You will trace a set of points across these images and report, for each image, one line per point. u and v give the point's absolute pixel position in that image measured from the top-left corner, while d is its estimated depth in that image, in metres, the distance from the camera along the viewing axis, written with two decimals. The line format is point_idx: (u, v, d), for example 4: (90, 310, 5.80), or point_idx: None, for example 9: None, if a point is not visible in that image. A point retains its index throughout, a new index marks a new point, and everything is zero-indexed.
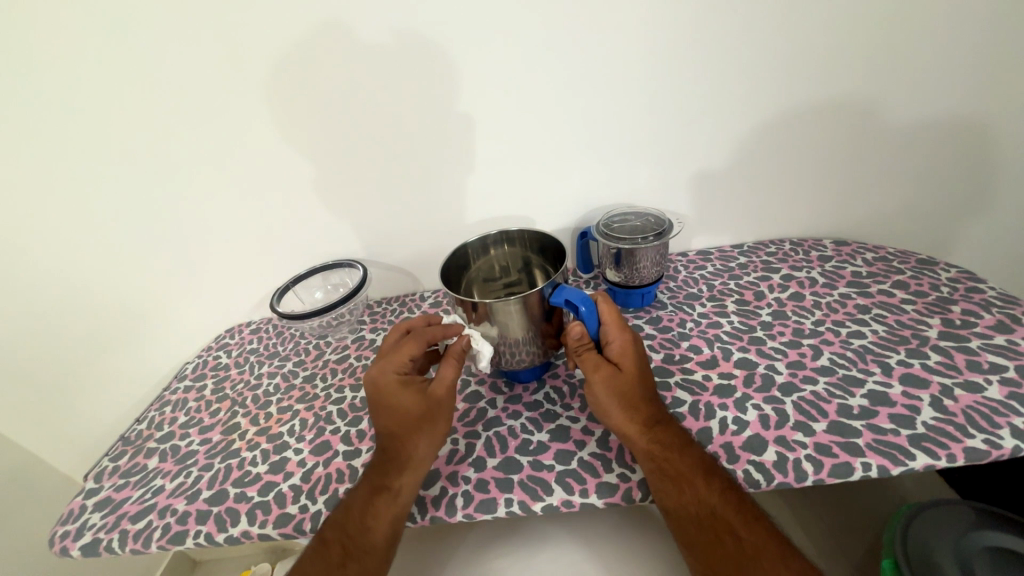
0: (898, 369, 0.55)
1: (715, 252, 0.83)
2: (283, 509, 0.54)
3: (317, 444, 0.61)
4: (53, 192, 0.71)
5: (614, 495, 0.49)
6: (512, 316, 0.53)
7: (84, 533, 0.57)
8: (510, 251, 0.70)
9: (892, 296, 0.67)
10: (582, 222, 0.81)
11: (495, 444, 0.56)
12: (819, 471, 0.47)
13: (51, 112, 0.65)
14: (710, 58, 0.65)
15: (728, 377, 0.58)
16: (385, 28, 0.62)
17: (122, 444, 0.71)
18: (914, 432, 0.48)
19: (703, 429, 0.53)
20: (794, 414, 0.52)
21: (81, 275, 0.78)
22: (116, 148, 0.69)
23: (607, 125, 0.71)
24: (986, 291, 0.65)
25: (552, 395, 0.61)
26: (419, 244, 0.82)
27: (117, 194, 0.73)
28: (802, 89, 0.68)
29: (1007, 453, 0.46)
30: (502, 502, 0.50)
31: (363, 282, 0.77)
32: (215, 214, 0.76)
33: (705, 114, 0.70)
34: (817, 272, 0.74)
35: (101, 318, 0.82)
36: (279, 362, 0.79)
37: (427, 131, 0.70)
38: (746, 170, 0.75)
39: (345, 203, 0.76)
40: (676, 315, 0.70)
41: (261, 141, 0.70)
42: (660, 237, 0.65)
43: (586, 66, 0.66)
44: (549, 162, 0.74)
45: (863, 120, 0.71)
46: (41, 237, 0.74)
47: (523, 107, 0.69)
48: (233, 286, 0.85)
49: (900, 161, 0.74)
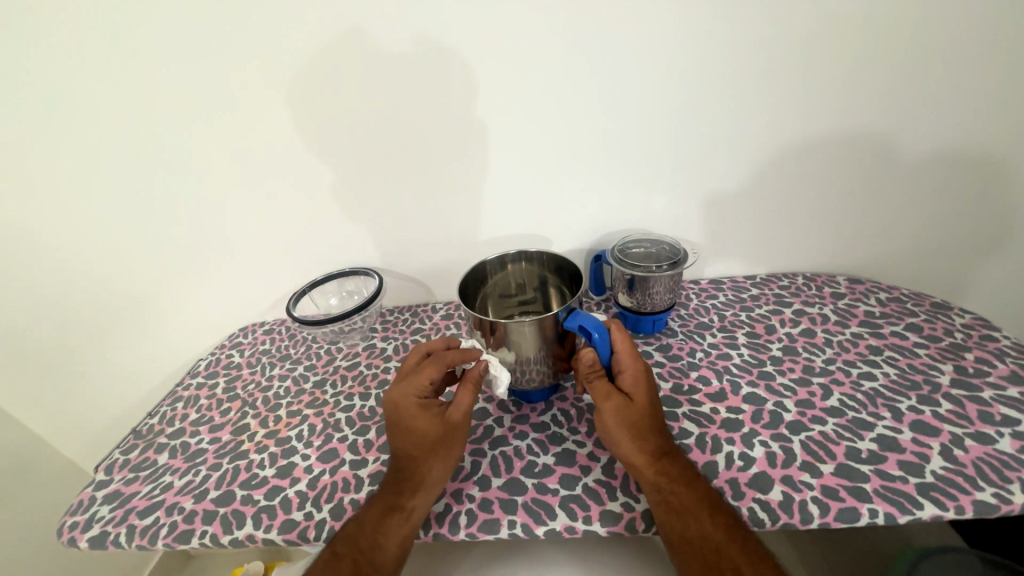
0: (908, 415, 0.55)
1: (727, 281, 0.84)
2: (288, 514, 0.54)
3: (325, 450, 0.62)
4: (88, 187, 0.74)
5: (618, 524, 0.49)
6: (525, 335, 0.54)
7: (92, 525, 0.58)
8: (527, 269, 0.71)
9: (905, 338, 0.67)
10: (597, 245, 0.82)
11: (500, 464, 0.56)
12: (825, 515, 0.46)
13: (91, 112, 0.69)
14: (727, 91, 0.67)
15: (736, 411, 0.59)
16: (411, 47, 0.65)
17: (134, 437, 0.72)
18: (923, 481, 0.48)
19: (709, 462, 0.53)
20: (801, 454, 0.52)
21: (105, 267, 0.81)
22: (150, 149, 0.72)
23: (624, 151, 0.72)
24: (1001, 340, 0.64)
25: (559, 418, 0.62)
26: (434, 257, 0.83)
27: (147, 192, 0.75)
28: (818, 128, 0.69)
29: (1017, 509, 0.45)
30: (505, 523, 0.50)
31: (378, 291, 0.79)
32: (238, 214, 0.78)
33: (720, 146, 0.71)
34: (829, 309, 0.74)
35: (122, 310, 0.84)
36: (290, 365, 0.80)
37: (447, 146, 0.72)
38: (761, 202, 0.76)
39: (365, 211, 0.78)
40: (686, 344, 0.71)
41: (289, 147, 0.72)
42: (675, 266, 0.65)
43: (605, 94, 0.68)
44: (566, 184, 0.75)
45: (877, 161, 0.72)
46: (74, 230, 0.77)
47: (543, 129, 0.70)
48: (248, 287, 0.86)
49: (914, 203, 0.75)
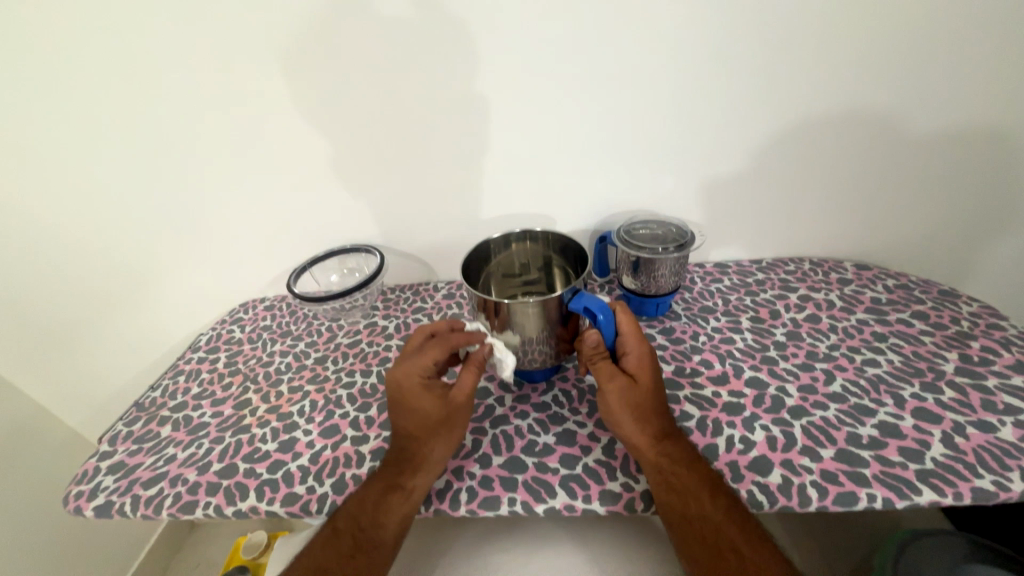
0: (910, 402, 0.55)
1: (732, 265, 0.83)
2: (290, 488, 0.55)
3: (326, 427, 0.62)
4: (82, 157, 0.72)
5: (617, 503, 0.49)
6: (529, 317, 0.54)
7: (97, 494, 0.58)
8: (532, 249, 0.70)
9: (910, 326, 0.66)
10: (602, 226, 0.80)
11: (501, 443, 0.57)
12: (824, 499, 0.47)
13: (80, 77, 0.66)
14: (742, 67, 0.64)
15: (738, 395, 0.59)
16: (413, 13, 0.62)
17: (136, 409, 0.72)
18: (922, 467, 0.48)
19: (710, 445, 0.53)
20: (802, 438, 0.52)
21: (102, 240, 0.79)
22: (145, 118, 0.70)
23: (633, 127, 0.70)
24: (1008, 329, 0.64)
25: (560, 398, 0.62)
26: (436, 236, 0.82)
27: (142, 163, 0.73)
28: (834, 108, 0.67)
29: (1014, 496, 0.45)
30: (505, 500, 0.50)
31: (379, 269, 0.78)
32: (237, 187, 0.77)
33: (732, 125, 0.69)
34: (836, 295, 0.74)
35: (121, 283, 0.83)
36: (291, 341, 0.80)
37: (451, 121, 0.70)
38: (771, 185, 0.74)
39: (366, 186, 0.77)
40: (689, 327, 0.70)
41: (287, 118, 0.70)
42: (681, 249, 0.64)
43: (615, 67, 0.65)
44: (573, 162, 0.73)
45: (892, 144, 0.70)
46: (69, 201, 0.75)
47: (550, 104, 0.68)
48: (248, 262, 0.85)
49: (927, 188, 0.74)
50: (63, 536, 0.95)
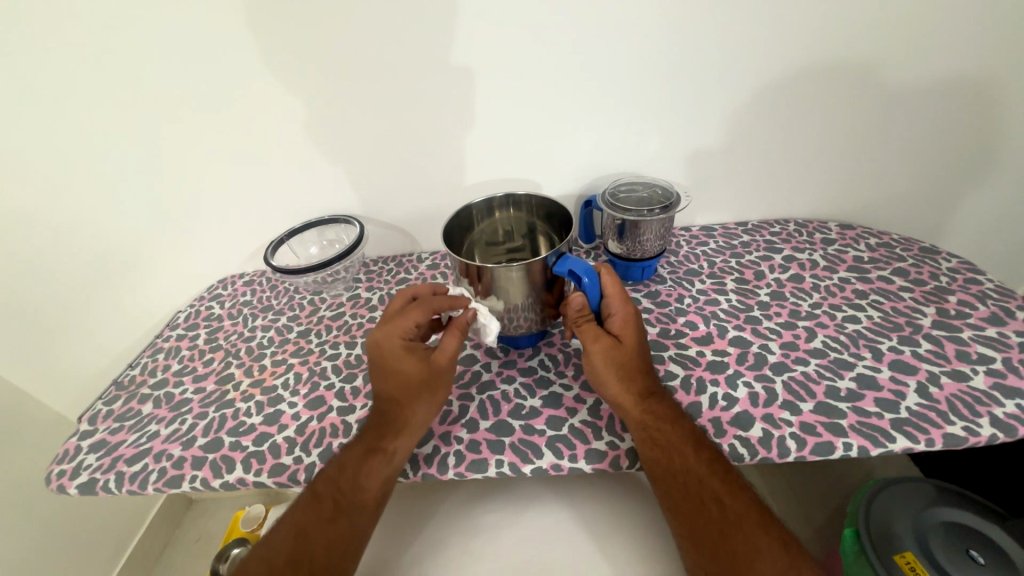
0: (888, 355, 0.56)
1: (718, 228, 0.82)
2: (277, 459, 0.55)
3: (312, 398, 0.62)
4: (34, 125, 0.67)
5: (603, 461, 0.50)
6: (514, 282, 0.53)
7: (80, 472, 0.58)
8: (516, 215, 0.68)
9: (890, 282, 0.67)
10: (587, 190, 0.78)
11: (488, 408, 0.57)
12: (802, 449, 0.48)
13: (24, 34, 0.61)
14: (734, 17, 0.61)
15: (721, 354, 0.59)
16: None
17: (115, 388, 0.71)
18: (897, 416, 0.49)
19: (693, 403, 0.54)
20: (783, 393, 0.53)
21: (64, 216, 0.75)
22: (99, 81, 0.65)
23: (619, 85, 0.67)
24: (984, 283, 0.65)
25: (546, 362, 0.62)
26: (418, 205, 0.80)
27: (102, 130, 0.69)
28: (824, 61, 0.65)
29: (983, 440, 0.47)
30: (493, 463, 0.51)
31: (360, 240, 0.76)
32: (205, 155, 0.73)
33: (721, 82, 0.67)
34: (819, 255, 0.74)
35: (89, 261, 0.79)
36: (273, 315, 0.79)
37: (429, 81, 0.66)
38: (759, 144, 0.73)
39: (342, 153, 0.73)
40: (675, 290, 0.70)
41: (254, 80, 0.66)
42: (667, 210, 0.63)
43: (601, 19, 0.62)
44: (556, 123, 0.71)
45: (879, 101, 0.69)
46: (21, 173, 0.70)
47: (533, 61, 0.65)
48: (224, 237, 0.82)
49: (912, 145, 0.73)
50: (56, 524, 0.93)
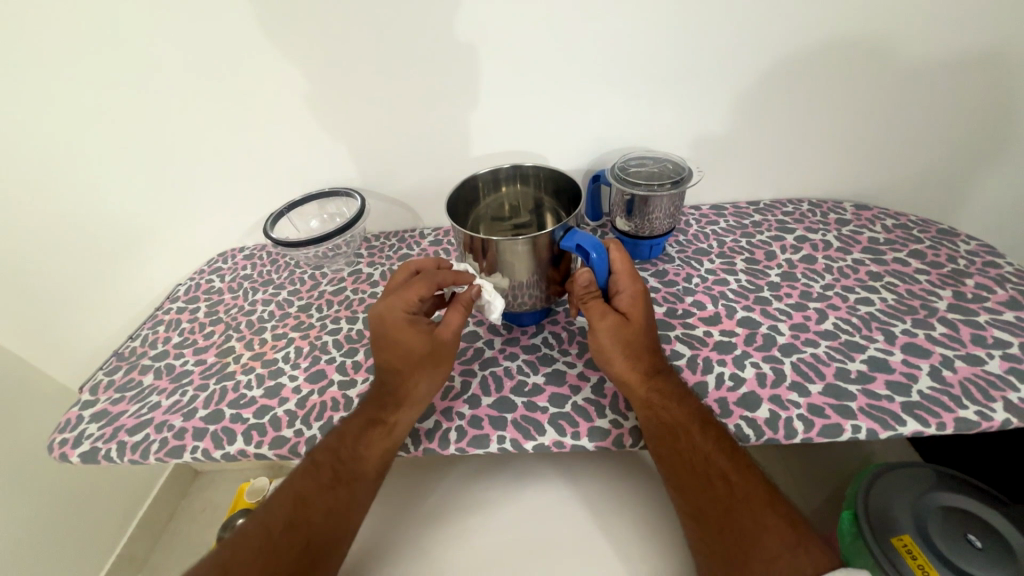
0: (901, 338, 0.55)
1: (729, 207, 0.80)
2: (278, 432, 0.55)
3: (313, 372, 0.61)
4: (20, 84, 0.65)
5: (606, 439, 0.50)
6: (519, 257, 0.51)
7: (82, 441, 0.58)
8: (522, 190, 0.66)
9: (906, 265, 0.65)
10: (595, 165, 0.76)
11: (490, 383, 0.56)
12: (809, 430, 0.47)
13: None
14: None
15: (729, 334, 0.58)
16: None
17: (116, 359, 0.70)
18: (908, 399, 0.48)
19: (699, 383, 0.53)
20: (791, 374, 0.53)
21: (58, 186, 0.73)
22: (88, 43, 0.62)
23: (632, 54, 0.64)
24: (1003, 267, 0.63)
25: (550, 340, 0.61)
26: (420, 179, 0.77)
27: (93, 97, 0.67)
28: (853, 31, 0.62)
29: (995, 425, 0.46)
30: (494, 438, 0.51)
31: (361, 213, 0.74)
32: (200, 123, 0.70)
33: (741, 53, 0.63)
34: (833, 235, 0.72)
35: (85, 231, 0.78)
36: (273, 290, 0.77)
37: (433, 47, 0.63)
38: (777, 120, 0.70)
39: (342, 124, 0.70)
40: (683, 270, 0.68)
41: (250, 46, 0.63)
42: (677, 185, 0.61)
43: None
44: (565, 95, 0.68)
45: (906, 74, 0.65)
46: (12, 137, 0.68)
47: (543, 26, 0.61)
48: (222, 210, 0.80)
49: (937, 123, 0.70)
50: (61, 493, 0.95)
